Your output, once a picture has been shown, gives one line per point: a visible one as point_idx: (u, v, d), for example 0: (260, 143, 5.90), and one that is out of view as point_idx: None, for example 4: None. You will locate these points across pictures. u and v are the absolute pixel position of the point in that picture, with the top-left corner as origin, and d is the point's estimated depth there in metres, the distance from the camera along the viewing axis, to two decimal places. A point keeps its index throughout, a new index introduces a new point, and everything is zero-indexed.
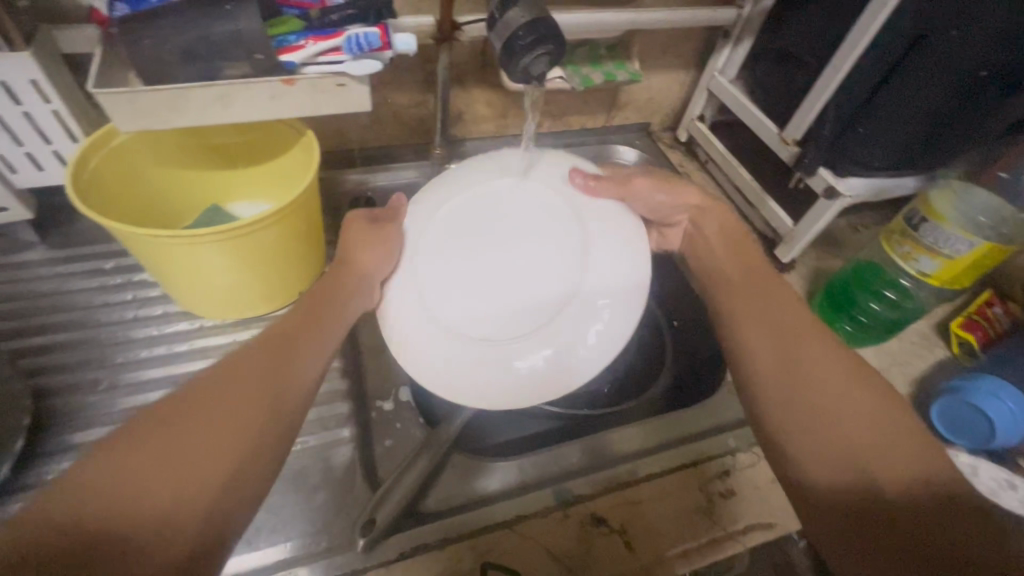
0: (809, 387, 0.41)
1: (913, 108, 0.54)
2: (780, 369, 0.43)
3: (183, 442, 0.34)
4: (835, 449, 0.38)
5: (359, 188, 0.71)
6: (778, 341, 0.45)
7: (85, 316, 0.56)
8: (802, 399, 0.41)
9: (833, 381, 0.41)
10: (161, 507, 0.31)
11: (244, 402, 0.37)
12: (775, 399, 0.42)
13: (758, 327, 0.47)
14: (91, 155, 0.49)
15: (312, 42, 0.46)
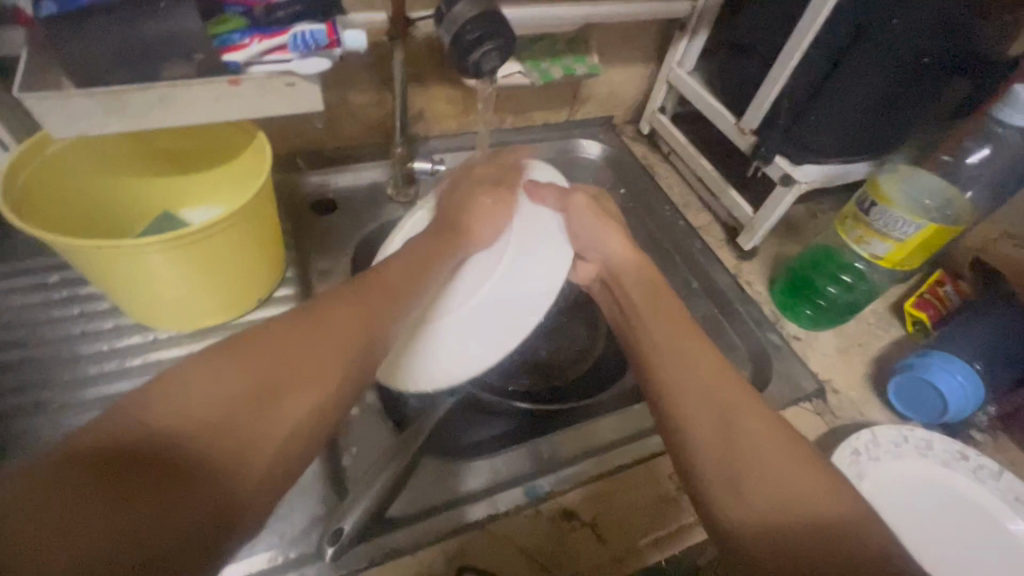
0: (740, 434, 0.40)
1: (859, 96, 0.56)
2: (714, 416, 0.41)
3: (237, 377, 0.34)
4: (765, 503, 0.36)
5: (319, 190, 0.70)
6: (714, 392, 0.43)
7: (28, 334, 0.53)
8: (734, 450, 0.39)
9: (760, 430, 0.40)
10: (240, 427, 0.33)
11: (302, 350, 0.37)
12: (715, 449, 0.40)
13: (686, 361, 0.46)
14: (23, 165, 0.46)
15: (257, 41, 0.44)
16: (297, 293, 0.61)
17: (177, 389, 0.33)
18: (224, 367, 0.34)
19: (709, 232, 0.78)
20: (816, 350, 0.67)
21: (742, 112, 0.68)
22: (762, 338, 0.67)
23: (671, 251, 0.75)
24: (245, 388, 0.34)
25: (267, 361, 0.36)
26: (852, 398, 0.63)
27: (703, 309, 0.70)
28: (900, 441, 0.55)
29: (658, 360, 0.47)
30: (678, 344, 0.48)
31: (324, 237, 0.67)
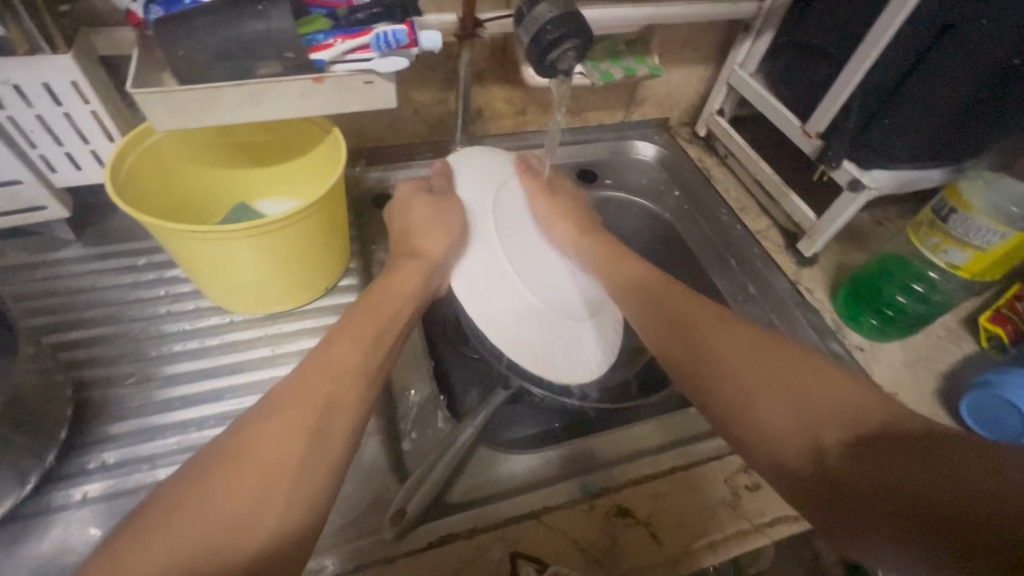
0: (744, 381, 0.41)
1: (939, 99, 0.53)
2: (716, 374, 0.43)
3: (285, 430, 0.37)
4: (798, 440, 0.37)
5: (381, 185, 0.73)
6: (712, 345, 0.44)
7: (119, 311, 0.58)
8: (748, 396, 0.41)
9: (768, 370, 0.41)
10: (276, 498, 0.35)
11: (332, 386, 0.41)
12: (730, 400, 0.41)
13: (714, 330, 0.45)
14: (126, 155, 0.50)
15: (341, 40, 0.47)
16: (359, 284, 0.63)
17: (207, 490, 0.34)
18: (221, 483, 0.34)
19: (767, 237, 0.76)
20: (881, 362, 0.65)
21: (808, 115, 0.67)
22: (822, 347, 0.65)
23: (727, 255, 0.74)
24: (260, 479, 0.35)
25: (234, 483, 0.35)
26: (919, 413, 0.61)
27: (760, 315, 0.68)
28: None
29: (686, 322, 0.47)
30: (679, 307, 0.49)
31: (384, 230, 0.70)
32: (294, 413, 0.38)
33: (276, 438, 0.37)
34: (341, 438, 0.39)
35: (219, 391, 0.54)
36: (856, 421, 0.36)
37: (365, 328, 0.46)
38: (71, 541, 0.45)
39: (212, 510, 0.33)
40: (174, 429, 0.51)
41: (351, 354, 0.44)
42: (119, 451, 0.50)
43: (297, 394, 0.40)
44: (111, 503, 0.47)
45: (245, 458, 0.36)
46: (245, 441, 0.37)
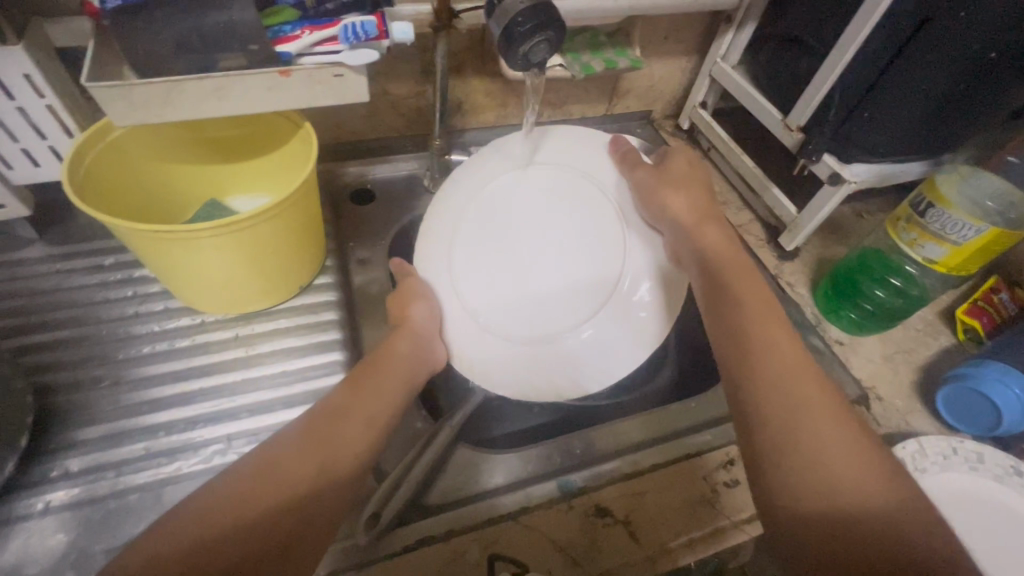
0: (795, 423, 0.38)
1: (918, 93, 0.53)
2: (776, 413, 0.39)
3: (297, 463, 0.39)
4: (813, 488, 0.36)
5: (358, 180, 0.71)
6: (779, 384, 0.40)
7: (85, 313, 0.56)
8: (794, 437, 0.38)
9: (824, 418, 0.38)
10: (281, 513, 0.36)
11: (347, 429, 0.43)
12: (776, 436, 0.38)
13: (762, 360, 0.42)
14: (86, 151, 0.48)
15: (308, 32, 0.45)
16: (336, 281, 0.62)
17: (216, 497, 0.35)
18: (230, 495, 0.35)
19: (749, 231, 0.76)
20: (860, 355, 0.65)
21: (789, 108, 0.66)
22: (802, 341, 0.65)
23: None
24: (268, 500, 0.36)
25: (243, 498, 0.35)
26: (897, 406, 0.61)
27: None
28: (948, 452, 0.53)
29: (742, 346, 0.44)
30: (757, 348, 0.43)
31: (362, 225, 0.69)
32: (309, 445, 0.40)
33: (288, 467, 0.38)
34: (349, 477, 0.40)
35: (190, 395, 0.52)
36: (871, 484, 0.35)
37: (373, 380, 0.48)
38: (35, 551, 0.44)
39: (231, 505, 0.35)
40: (143, 435, 0.50)
41: (362, 399, 0.46)
42: (85, 458, 0.48)
43: (308, 431, 0.41)
44: (78, 511, 0.46)
45: (262, 472, 0.37)
46: (265, 462, 0.38)
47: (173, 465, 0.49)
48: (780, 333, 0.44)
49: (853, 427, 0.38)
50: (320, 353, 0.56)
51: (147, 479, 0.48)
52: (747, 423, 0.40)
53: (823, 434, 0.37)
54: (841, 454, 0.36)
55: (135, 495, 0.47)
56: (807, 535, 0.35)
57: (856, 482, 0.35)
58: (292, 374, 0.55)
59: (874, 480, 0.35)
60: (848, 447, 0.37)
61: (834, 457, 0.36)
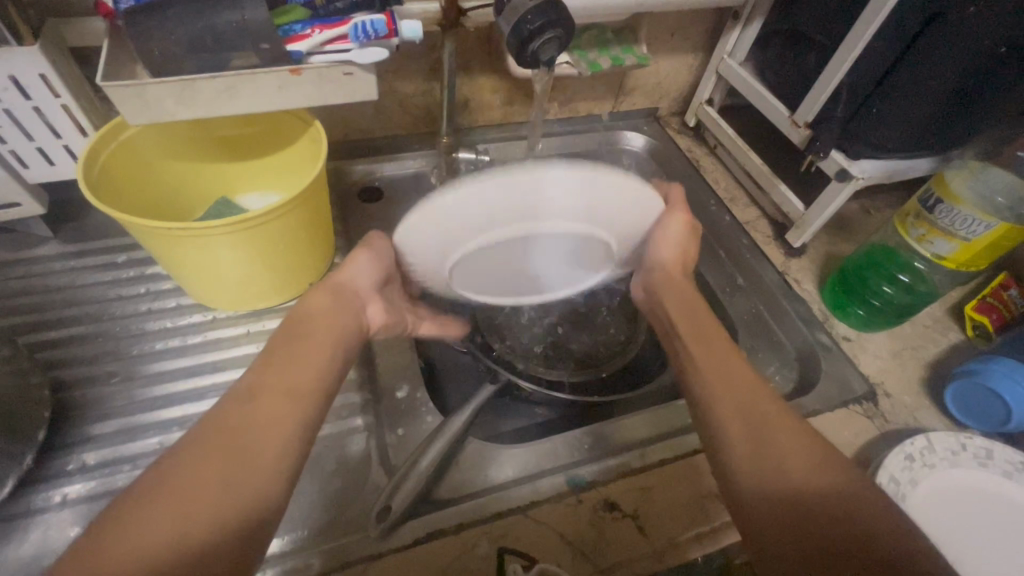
0: (754, 430, 0.40)
1: (927, 88, 0.53)
2: (733, 419, 0.41)
3: (207, 466, 0.34)
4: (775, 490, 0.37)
5: (366, 178, 0.72)
6: (737, 392, 0.43)
7: (99, 310, 0.57)
8: (769, 443, 0.39)
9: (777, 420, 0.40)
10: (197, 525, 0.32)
11: (262, 414, 0.38)
12: (742, 446, 0.40)
13: (722, 373, 0.44)
14: (100, 150, 0.49)
15: (318, 31, 0.45)
16: None
17: (117, 529, 0.31)
18: (130, 524, 0.31)
19: (756, 227, 0.76)
20: (868, 351, 0.65)
21: (796, 104, 0.66)
22: (810, 338, 0.65)
23: (715, 246, 0.74)
24: (173, 519, 0.31)
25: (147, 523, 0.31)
26: (905, 403, 0.61)
27: (749, 306, 0.69)
28: (957, 448, 0.53)
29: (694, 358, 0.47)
30: (714, 360, 0.46)
31: (371, 223, 0.69)
32: (216, 446, 0.35)
33: (194, 473, 0.34)
34: (275, 464, 0.36)
35: (202, 390, 0.53)
36: (821, 489, 0.37)
37: (295, 350, 0.42)
38: (51, 544, 0.45)
39: (143, 526, 0.31)
40: (156, 429, 0.50)
41: (281, 375, 0.40)
42: (100, 452, 0.49)
43: (217, 426, 0.36)
44: (93, 504, 0.47)
45: (169, 490, 0.33)
46: (166, 478, 0.33)
47: None
48: (719, 340, 0.48)
49: (800, 430, 0.40)
50: None
51: None
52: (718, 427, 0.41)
53: (776, 445, 0.39)
54: (790, 463, 0.38)
55: None
56: (778, 536, 0.36)
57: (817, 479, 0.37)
58: None
59: (823, 485, 0.37)
60: (799, 455, 0.38)
61: (784, 467, 0.38)
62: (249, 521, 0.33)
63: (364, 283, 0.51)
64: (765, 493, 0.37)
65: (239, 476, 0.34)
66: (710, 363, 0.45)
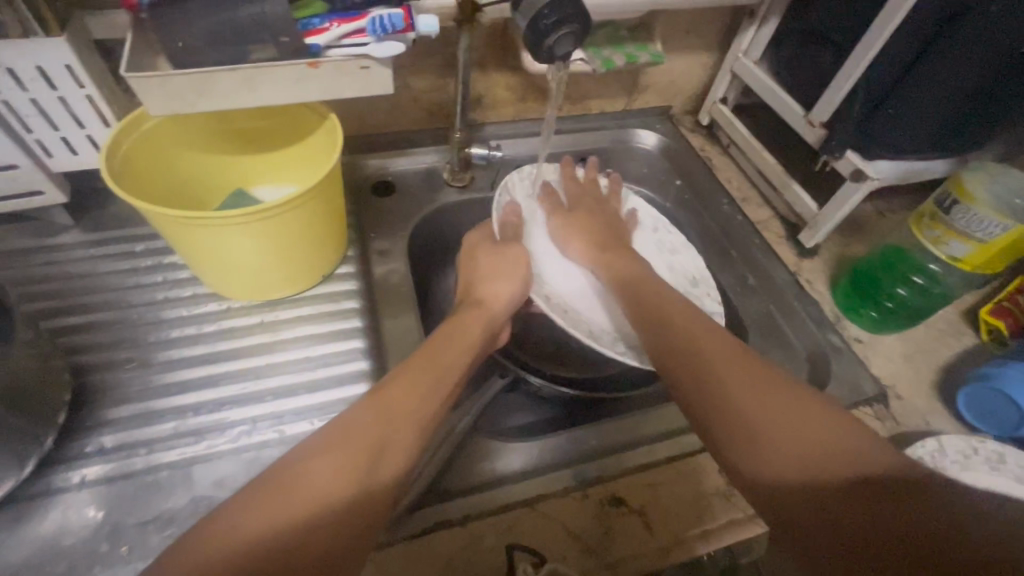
0: (753, 418, 0.38)
1: (946, 88, 0.53)
2: (712, 407, 0.40)
3: (338, 462, 0.37)
4: (794, 462, 0.35)
5: (380, 172, 0.72)
6: (723, 370, 0.42)
7: (118, 297, 0.58)
8: (770, 416, 0.38)
9: (757, 386, 0.40)
10: (326, 520, 0.34)
11: (393, 426, 0.40)
12: (737, 428, 0.39)
13: (700, 351, 0.44)
14: (122, 140, 0.50)
15: (337, 25, 0.46)
16: (358, 271, 0.63)
17: (254, 507, 0.33)
18: (265, 503, 0.34)
19: (768, 228, 0.75)
20: (880, 353, 0.65)
21: (811, 104, 0.66)
22: (821, 339, 0.65)
23: (727, 245, 0.74)
24: (306, 512, 0.34)
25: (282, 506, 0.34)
26: (917, 406, 0.60)
27: (760, 306, 0.69)
28: (969, 451, 0.52)
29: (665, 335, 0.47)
30: (686, 337, 0.46)
31: (383, 216, 0.70)
32: (350, 445, 0.38)
33: (329, 469, 0.36)
34: (392, 477, 0.38)
35: (216, 377, 0.54)
36: (839, 457, 0.35)
37: (433, 367, 0.45)
38: (70, 523, 0.46)
39: (275, 516, 0.33)
40: (172, 415, 0.51)
41: (411, 394, 0.42)
42: (118, 436, 0.50)
43: (353, 427, 0.39)
44: (112, 486, 0.48)
45: (302, 489, 0.35)
46: (306, 467, 0.36)
47: (200, 445, 0.50)
48: (686, 318, 0.48)
49: (799, 400, 0.39)
50: (340, 342, 0.57)
51: (176, 457, 0.49)
52: (713, 410, 0.40)
53: (775, 420, 0.38)
54: (793, 436, 0.37)
55: (165, 472, 0.49)
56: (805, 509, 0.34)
57: (834, 440, 0.36)
58: (314, 359, 0.56)
59: (839, 455, 0.35)
60: (804, 428, 0.37)
61: (795, 447, 0.36)
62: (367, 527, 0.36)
63: (500, 308, 0.56)
64: (780, 470, 0.36)
65: (366, 485, 0.36)
66: (685, 347, 0.45)
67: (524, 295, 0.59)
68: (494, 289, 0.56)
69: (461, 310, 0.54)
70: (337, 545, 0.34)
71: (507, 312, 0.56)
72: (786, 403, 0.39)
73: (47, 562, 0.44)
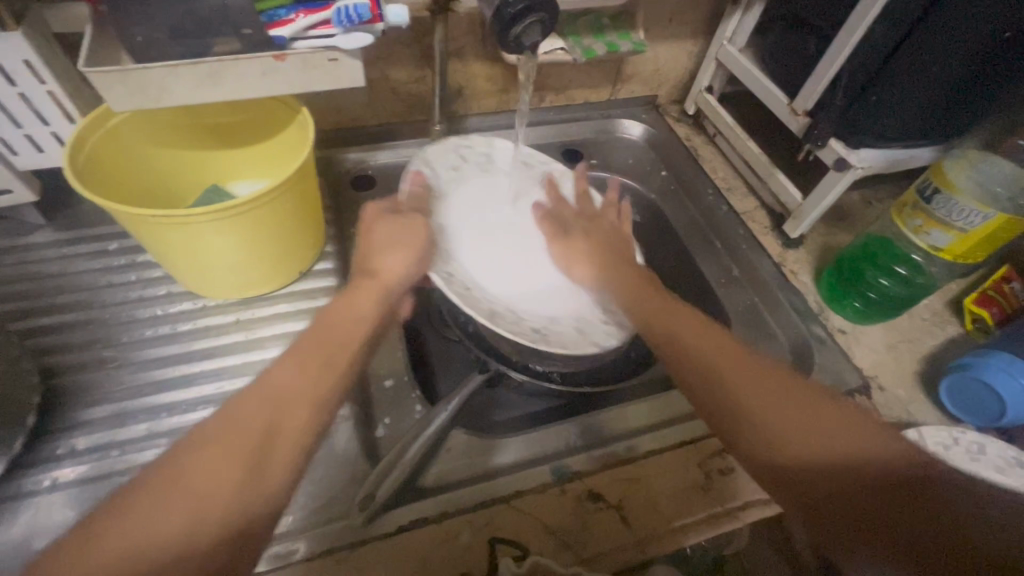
0: (772, 424, 0.38)
1: (929, 73, 0.52)
2: (731, 410, 0.40)
3: (218, 457, 0.34)
4: (822, 462, 0.36)
5: (359, 166, 0.71)
6: (736, 375, 0.41)
7: (91, 296, 0.57)
8: (787, 419, 0.38)
9: (771, 391, 0.40)
10: (211, 515, 0.32)
11: (277, 411, 0.37)
12: (757, 430, 0.39)
13: (702, 351, 0.43)
14: (87, 137, 0.49)
15: (303, 16, 0.45)
16: (336, 267, 0.62)
17: (119, 517, 0.31)
18: (133, 509, 0.31)
19: (753, 218, 0.75)
20: (863, 344, 0.64)
21: (795, 92, 0.65)
22: (803, 330, 0.64)
23: (711, 236, 0.73)
24: (187, 511, 0.32)
25: (153, 508, 0.32)
26: (899, 396, 0.60)
27: (743, 297, 0.68)
28: (949, 443, 0.52)
29: (665, 335, 0.46)
30: (684, 336, 0.45)
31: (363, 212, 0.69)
32: (230, 437, 0.35)
33: (209, 463, 0.34)
34: (285, 464, 0.36)
35: (191, 377, 0.53)
36: (859, 455, 0.37)
37: (323, 351, 0.42)
38: (41, 525, 0.45)
39: (149, 522, 0.31)
40: (145, 416, 0.51)
41: (299, 378, 0.39)
42: (90, 437, 0.50)
43: (234, 418, 0.36)
44: (84, 488, 0.47)
45: (179, 489, 0.33)
46: (183, 464, 0.34)
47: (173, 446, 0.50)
48: (679, 315, 0.48)
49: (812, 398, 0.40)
50: None
51: (148, 458, 0.49)
52: (731, 414, 0.40)
53: (797, 428, 0.38)
54: (816, 440, 0.37)
55: (138, 474, 0.48)
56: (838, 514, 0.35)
57: (850, 437, 0.37)
58: None
59: (858, 452, 0.37)
60: (821, 428, 0.38)
61: (822, 449, 0.37)
62: (258, 519, 0.34)
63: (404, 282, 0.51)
64: (808, 476, 0.37)
65: (252, 479, 0.34)
66: (685, 348, 0.44)
67: (421, 271, 0.53)
68: (396, 262, 0.51)
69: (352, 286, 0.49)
70: (217, 538, 0.32)
71: (406, 284, 0.51)
72: (797, 406, 0.39)
73: (16, 565, 0.44)
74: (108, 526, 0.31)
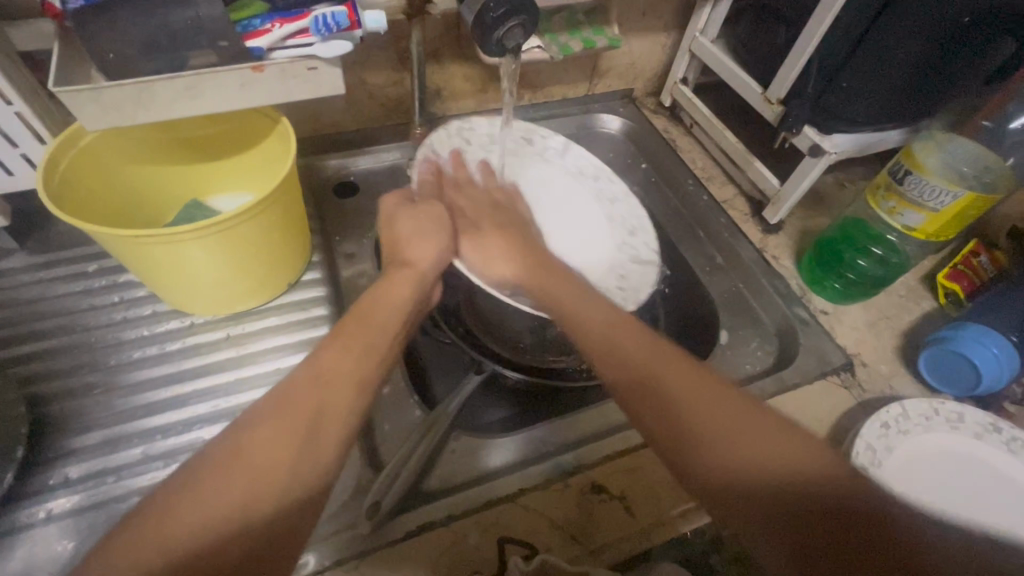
0: (691, 421, 0.37)
1: (895, 59, 0.53)
2: (653, 406, 0.39)
3: (271, 440, 0.35)
4: (742, 463, 0.35)
5: (340, 173, 0.71)
6: (661, 370, 0.40)
7: (72, 321, 0.56)
8: (709, 417, 0.37)
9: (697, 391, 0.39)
10: (266, 497, 0.33)
11: (327, 393, 0.38)
12: (676, 427, 0.37)
13: (628, 349, 0.42)
14: (60, 158, 0.47)
15: (278, 25, 0.44)
16: (325, 277, 0.62)
17: (178, 500, 0.31)
18: (195, 491, 0.32)
19: (733, 206, 0.76)
20: (845, 323, 0.66)
21: (768, 81, 0.66)
22: (787, 312, 0.66)
23: (694, 226, 0.75)
24: (243, 491, 0.32)
25: (209, 490, 0.32)
26: (881, 370, 0.63)
27: (728, 284, 0.70)
28: (931, 413, 0.54)
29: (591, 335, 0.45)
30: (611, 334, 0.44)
31: (347, 219, 0.68)
32: (283, 420, 0.36)
33: (262, 445, 0.34)
34: (337, 442, 0.37)
35: (184, 397, 0.53)
36: (780, 462, 0.34)
37: (363, 331, 0.43)
38: (38, 558, 0.44)
39: (210, 504, 0.31)
40: (139, 439, 0.50)
41: (346, 359, 0.40)
42: (83, 465, 0.48)
43: (284, 402, 0.37)
44: (80, 516, 0.46)
45: (241, 464, 0.33)
46: (242, 444, 0.34)
47: (170, 468, 0.49)
48: (610, 313, 0.46)
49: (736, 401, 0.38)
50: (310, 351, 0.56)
51: (145, 482, 0.48)
52: (648, 412, 0.39)
53: (717, 430, 0.36)
54: (744, 443, 0.36)
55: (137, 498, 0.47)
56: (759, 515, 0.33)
57: (772, 442, 0.36)
58: (285, 370, 0.55)
59: (778, 459, 0.35)
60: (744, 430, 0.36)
61: (741, 453, 0.35)
62: (310, 502, 0.34)
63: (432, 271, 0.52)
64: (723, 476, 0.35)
65: (308, 456, 0.35)
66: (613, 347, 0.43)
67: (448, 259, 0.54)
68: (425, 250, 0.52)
69: (389, 272, 0.50)
70: (275, 518, 0.33)
71: (436, 274, 0.52)
72: (720, 407, 0.38)
73: None
74: (171, 507, 0.31)
